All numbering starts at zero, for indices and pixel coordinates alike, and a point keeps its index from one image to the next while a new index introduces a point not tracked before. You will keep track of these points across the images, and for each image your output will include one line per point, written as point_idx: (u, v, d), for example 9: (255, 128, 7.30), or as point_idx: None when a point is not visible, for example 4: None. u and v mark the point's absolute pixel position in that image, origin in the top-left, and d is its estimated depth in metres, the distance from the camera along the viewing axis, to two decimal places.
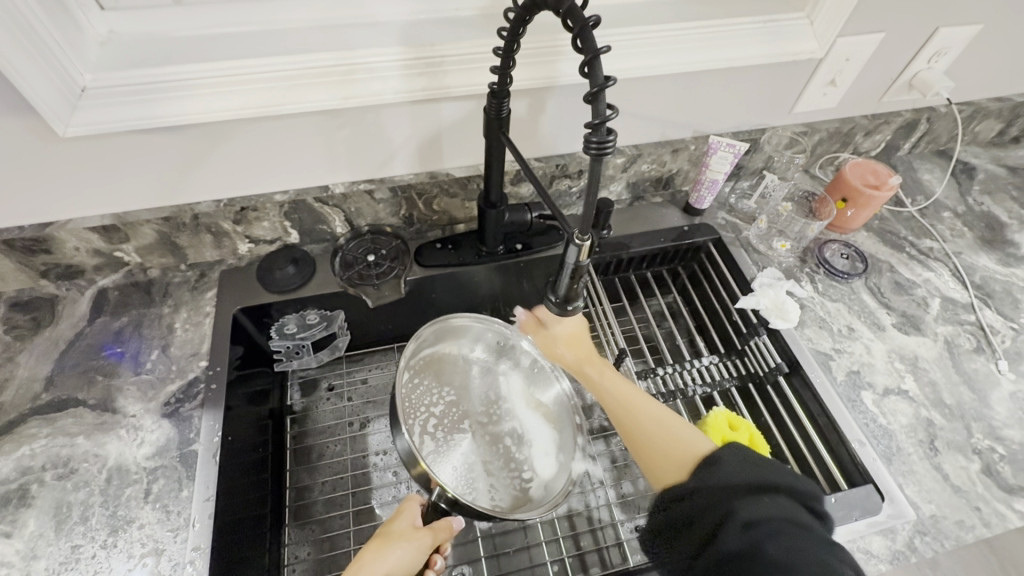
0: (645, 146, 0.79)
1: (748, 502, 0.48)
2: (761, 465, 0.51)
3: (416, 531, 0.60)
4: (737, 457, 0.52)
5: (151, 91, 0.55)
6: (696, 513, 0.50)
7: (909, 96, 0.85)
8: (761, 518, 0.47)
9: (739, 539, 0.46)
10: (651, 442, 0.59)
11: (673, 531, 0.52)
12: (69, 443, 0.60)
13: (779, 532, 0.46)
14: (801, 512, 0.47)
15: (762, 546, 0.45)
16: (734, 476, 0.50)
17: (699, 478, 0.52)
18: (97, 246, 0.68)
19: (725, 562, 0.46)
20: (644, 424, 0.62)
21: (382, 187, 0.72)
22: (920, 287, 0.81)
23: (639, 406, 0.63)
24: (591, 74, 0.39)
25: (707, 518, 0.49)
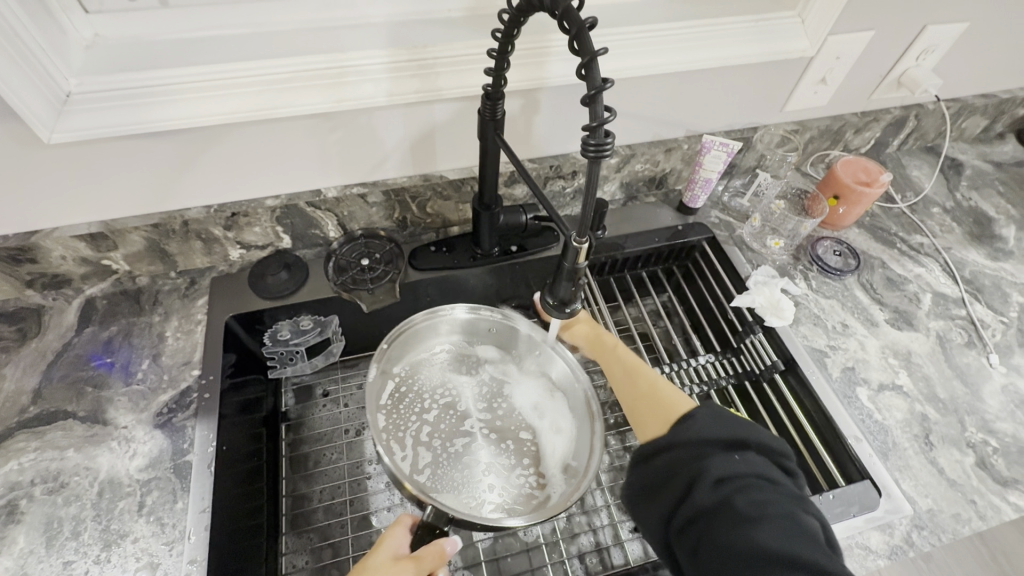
0: (638, 146, 0.79)
1: (720, 459, 0.51)
2: (735, 424, 0.54)
3: (398, 562, 0.54)
4: (711, 417, 0.55)
5: (140, 96, 0.54)
6: (672, 470, 0.53)
7: (898, 93, 0.86)
8: (734, 473, 0.50)
9: (711, 494, 0.49)
10: (645, 403, 0.63)
11: (646, 489, 0.54)
12: (58, 457, 0.59)
13: (747, 487, 0.49)
14: (772, 471, 0.51)
15: (732, 500, 0.48)
16: (711, 434, 0.53)
17: (676, 438, 0.55)
18: (85, 254, 0.66)
19: (697, 515, 0.49)
20: (640, 383, 0.65)
21: (375, 190, 0.71)
22: (911, 282, 0.81)
23: (639, 371, 0.67)
24: (588, 77, 0.38)
25: (683, 473, 0.52)
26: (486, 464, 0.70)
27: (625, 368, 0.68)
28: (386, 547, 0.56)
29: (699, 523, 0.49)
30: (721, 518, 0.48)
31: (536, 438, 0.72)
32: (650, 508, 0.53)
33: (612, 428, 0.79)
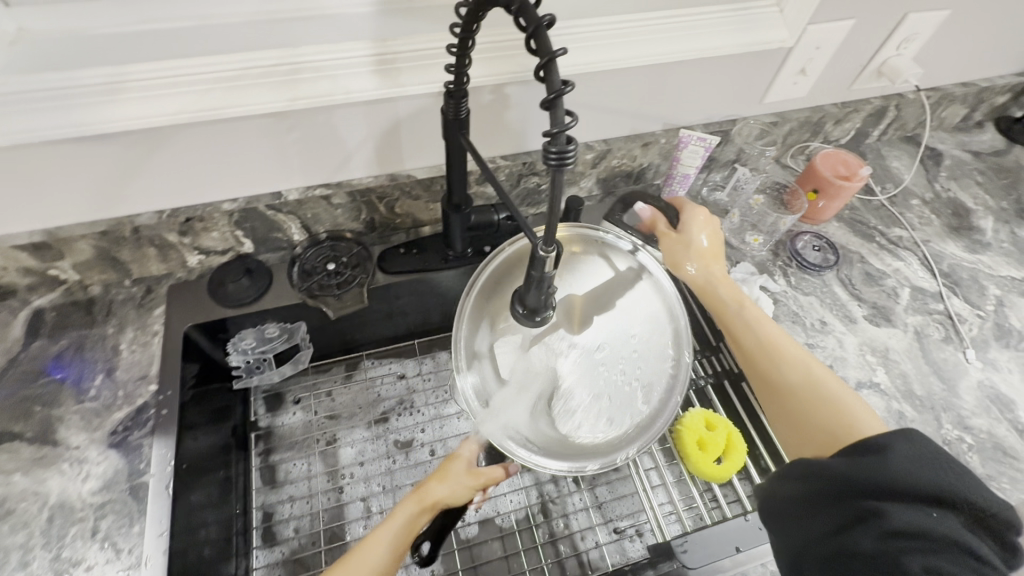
0: (614, 141, 0.77)
1: (906, 508, 0.42)
2: (940, 473, 0.43)
3: (467, 473, 0.60)
4: (911, 455, 0.45)
5: (75, 98, 0.50)
6: (831, 498, 0.46)
7: (879, 83, 0.84)
8: (921, 531, 0.41)
9: (877, 542, 0.42)
10: (797, 402, 0.57)
11: (796, 501, 0.49)
12: (5, 482, 0.56)
13: (932, 551, 0.40)
14: (974, 542, 0.41)
15: (903, 559, 0.41)
16: (906, 476, 0.43)
17: (852, 467, 0.46)
18: (28, 265, 0.62)
19: (849, 556, 0.44)
20: (788, 375, 0.58)
21: (340, 192, 0.68)
22: (890, 277, 0.81)
23: (782, 352, 0.60)
24: (547, 78, 0.36)
25: (851, 506, 0.45)
26: (516, 405, 0.60)
27: (764, 344, 0.61)
28: (461, 452, 0.61)
29: (850, 563, 0.43)
30: (882, 571, 0.41)
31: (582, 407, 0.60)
32: (793, 522, 0.49)
33: None
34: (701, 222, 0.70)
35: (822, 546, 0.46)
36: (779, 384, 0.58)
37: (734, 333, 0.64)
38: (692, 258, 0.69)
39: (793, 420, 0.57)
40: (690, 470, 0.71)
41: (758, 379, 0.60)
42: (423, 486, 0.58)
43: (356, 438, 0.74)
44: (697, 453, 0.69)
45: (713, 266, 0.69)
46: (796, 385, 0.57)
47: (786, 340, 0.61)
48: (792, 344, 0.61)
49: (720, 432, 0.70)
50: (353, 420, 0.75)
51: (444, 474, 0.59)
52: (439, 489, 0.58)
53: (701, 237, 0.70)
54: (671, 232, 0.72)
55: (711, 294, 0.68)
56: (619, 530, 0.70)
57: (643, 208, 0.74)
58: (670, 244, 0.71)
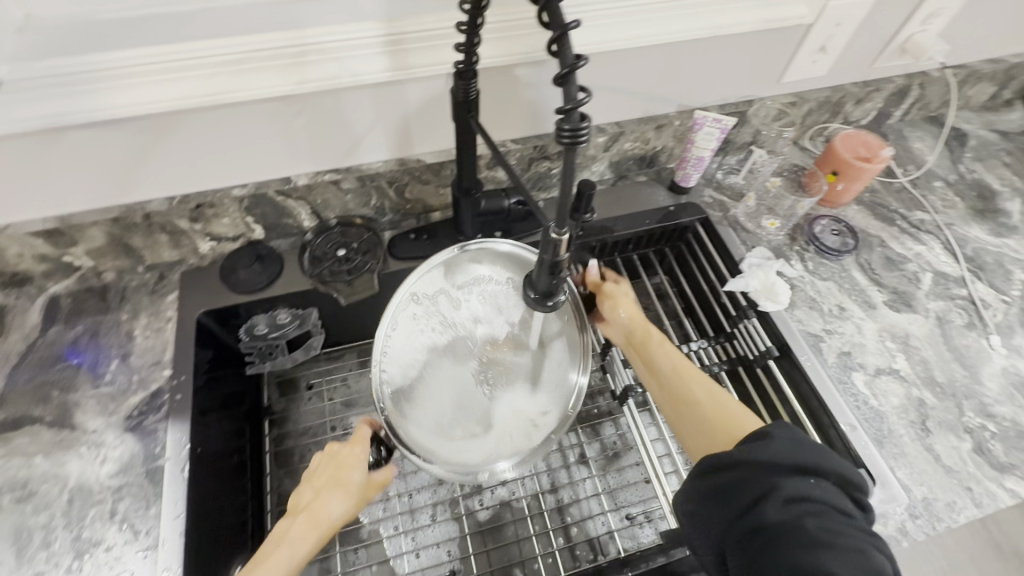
0: (627, 123, 0.75)
1: (795, 479, 0.44)
2: (815, 446, 0.47)
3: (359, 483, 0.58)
4: (787, 435, 0.48)
5: (85, 82, 0.50)
6: (731, 485, 0.46)
7: (902, 61, 0.81)
8: (809, 496, 0.43)
9: (778, 512, 0.43)
10: (696, 411, 0.58)
11: (698, 498, 0.49)
12: (26, 464, 0.57)
13: (821, 514, 0.43)
14: (848, 501, 0.45)
15: (803, 522, 0.42)
16: (791, 453, 0.46)
17: (740, 452, 0.47)
18: (43, 251, 0.63)
19: (759, 533, 0.43)
20: (695, 389, 0.60)
21: (349, 177, 0.67)
22: (911, 261, 0.79)
23: (693, 375, 0.61)
24: (560, 53, 0.35)
25: (747, 487, 0.45)
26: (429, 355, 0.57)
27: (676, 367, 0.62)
28: (353, 461, 0.59)
29: (757, 540, 0.43)
30: (788, 541, 0.42)
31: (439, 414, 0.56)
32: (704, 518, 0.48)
33: (604, 414, 0.77)
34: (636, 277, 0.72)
35: (731, 533, 0.46)
36: (689, 401, 0.59)
37: (650, 362, 0.65)
38: (624, 304, 0.70)
39: (701, 436, 0.56)
40: None
41: (673, 402, 0.61)
42: (318, 501, 0.56)
43: None
44: None
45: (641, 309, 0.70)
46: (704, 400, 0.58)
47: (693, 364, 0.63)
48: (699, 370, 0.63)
49: None
50: (368, 406, 0.76)
51: (338, 486, 0.57)
52: (333, 504, 0.56)
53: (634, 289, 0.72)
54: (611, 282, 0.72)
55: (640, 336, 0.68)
56: (632, 515, 0.70)
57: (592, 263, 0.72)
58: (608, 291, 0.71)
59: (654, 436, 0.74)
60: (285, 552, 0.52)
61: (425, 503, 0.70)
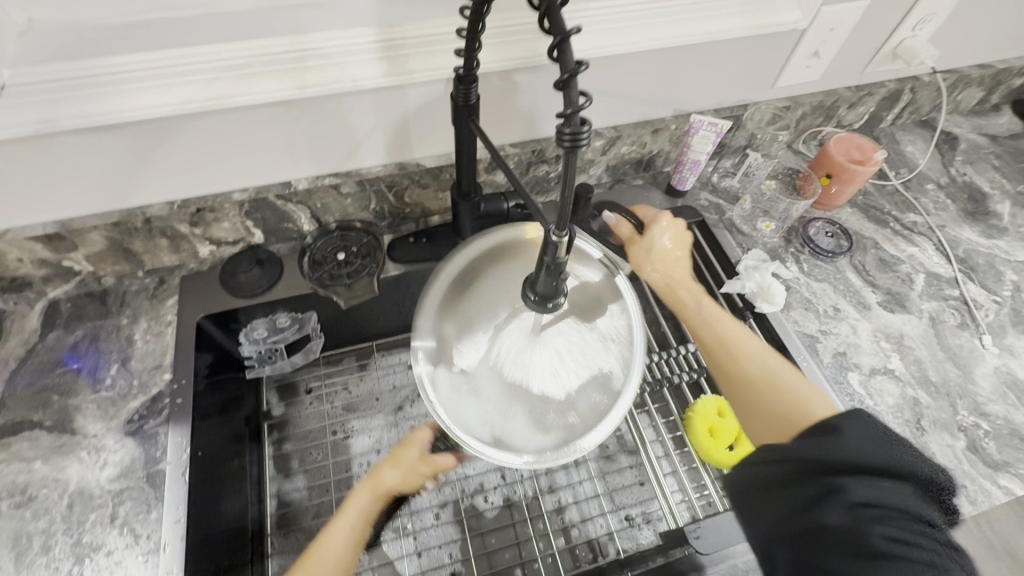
0: (624, 127, 0.76)
1: (867, 483, 0.43)
2: (894, 449, 0.45)
3: (421, 460, 0.66)
4: (865, 436, 0.46)
5: (87, 87, 0.50)
6: (798, 480, 0.46)
7: (893, 66, 0.82)
8: (881, 502, 0.42)
9: (844, 515, 0.42)
10: (756, 390, 0.59)
11: (760, 485, 0.48)
12: (25, 469, 0.57)
13: (891, 519, 0.41)
14: (927, 509, 0.43)
15: (869, 529, 0.41)
16: (865, 455, 0.44)
17: (814, 449, 0.46)
18: (43, 256, 0.63)
19: (824, 533, 0.43)
20: (747, 366, 0.61)
21: (349, 181, 0.68)
22: (904, 263, 0.80)
23: (739, 340, 0.64)
24: (561, 59, 0.35)
25: (815, 484, 0.45)
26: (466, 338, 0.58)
27: (720, 335, 0.64)
28: (411, 442, 0.67)
29: (817, 537, 0.43)
30: (851, 544, 0.41)
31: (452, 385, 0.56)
32: (758, 508, 0.48)
33: None
34: (665, 228, 0.74)
35: (791, 525, 0.45)
36: (738, 376, 0.61)
37: (693, 328, 0.67)
38: (654, 261, 0.73)
39: (755, 414, 0.58)
40: (702, 457, 0.71)
41: (724, 374, 0.62)
42: (374, 474, 0.64)
43: (369, 428, 0.75)
44: (709, 440, 0.70)
45: (676, 265, 0.73)
46: (755, 377, 0.60)
47: (742, 333, 0.65)
48: (750, 339, 0.64)
49: (730, 420, 0.71)
50: (370, 410, 0.77)
51: (394, 461, 0.65)
52: (392, 476, 0.64)
53: (672, 244, 0.74)
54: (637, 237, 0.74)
55: (674, 294, 0.71)
56: (631, 517, 0.70)
57: (609, 216, 0.75)
58: (635, 250, 0.74)
59: (652, 438, 0.75)
60: (350, 515, 0.60)
61: (429, 504, 0.71)
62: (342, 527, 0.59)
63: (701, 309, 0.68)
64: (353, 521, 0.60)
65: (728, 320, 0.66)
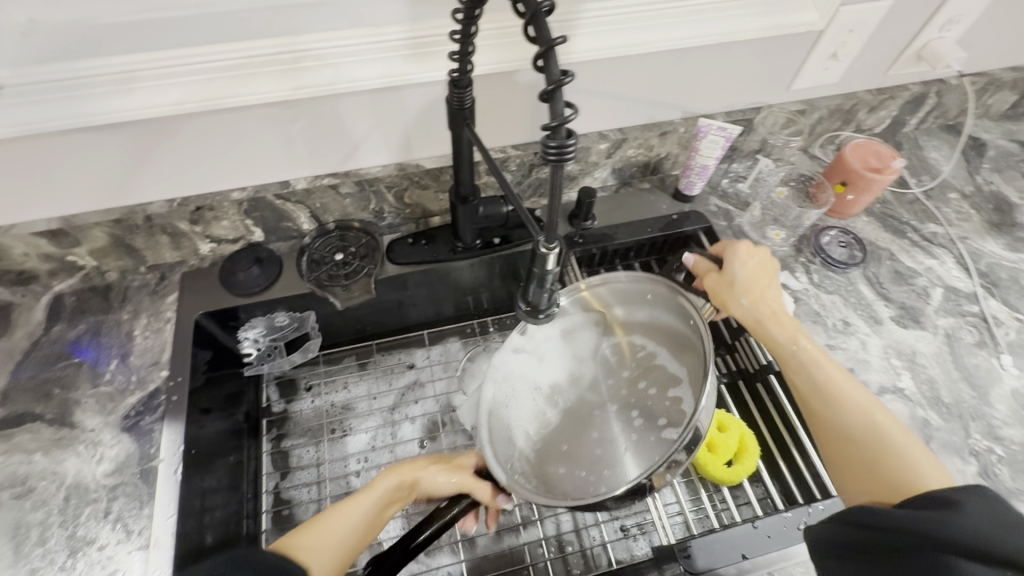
0: (630, 130, 0.74)
1: (982, 566, 0.39)
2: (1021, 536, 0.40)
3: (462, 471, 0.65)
4: (988, 516, 0.41)
5: (86, 87, 0.50)
6: (901, 552, 0.43)
7: (918, 68, 0.78)
8: None
9: None
10: (854, 449, 0.54)
11: (858, 552, 0.45)
12: (26, 461, 0.58)
13: None
14: None
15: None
16: (982, 538, 0.40)
17: (923, 519, 0.43)
18: (47, 251, 0.64)
19: None
20: (848, 423, 0.55)
21: (347, 181, 0.67)
22: (921, 276, 0.76)
23: (842, 401, 0.56)
24: (546, 68, 0.34)
25: (918, 561, 0.41)
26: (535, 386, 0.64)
27: (822, 390, 0.57)
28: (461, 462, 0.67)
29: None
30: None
31: (517, 397, 0.63)
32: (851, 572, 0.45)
33: None
34: (745, 261, 0.65)
35: None
36: (839, 433, 0.55)
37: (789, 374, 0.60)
38: (738, 294, 0.64)
39: (851, 468, 0.53)
40: (699, 471, 0.70)
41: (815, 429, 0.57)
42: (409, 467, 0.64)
43: (367, 426, 0.76)
44: (707, 456, 0.68)
45: (765, 295, 0.64)
46: (859, 434, 0.54)
47: (847, 382, 0.57)
48: (851, 386, 0.57)
49: (731, 434, 0.69)
50: (367, 410, 0.77)
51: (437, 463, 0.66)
52: (428, 476, 0.64)
53: (769, 264, 0.66)
54: (713, 272, 0.67)
55: (764, 335, 0.63)
56: (627, 527, 0.69)
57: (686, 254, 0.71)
58: (711, 280, 0.66)
59: None
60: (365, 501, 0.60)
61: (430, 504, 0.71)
62: (356, 511, 0.59)
63: (798, 358, 0.60)
64: (360, 520, 0.59)
65: (829, 366, 0.59)
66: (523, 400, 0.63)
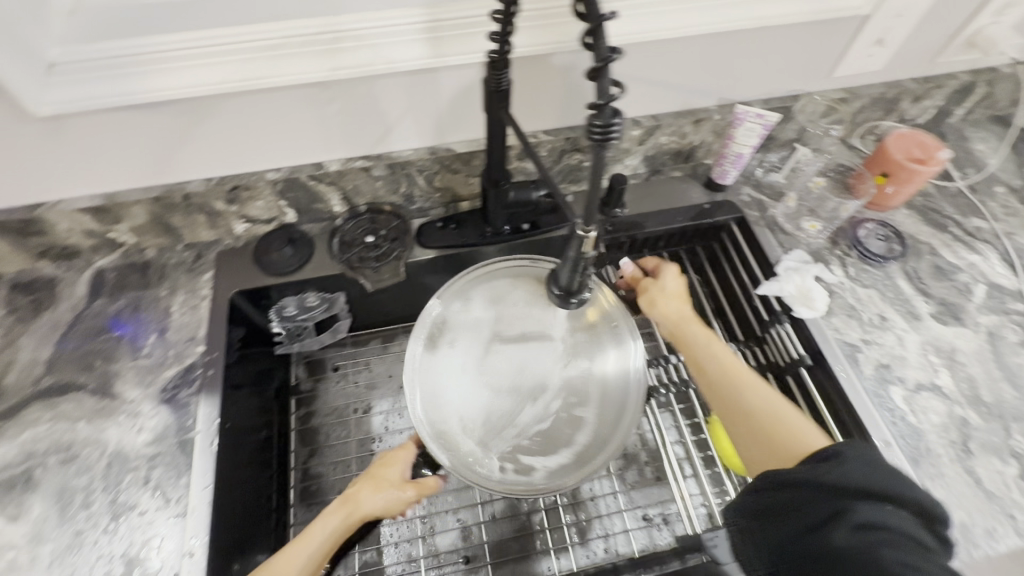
0: (664, 116, 0.73)
1: (870, 505, 0.43)
2: (889, 473, 0.45)
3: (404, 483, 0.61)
4: (865, 460, 0.46)
5: (132, 66, 0.51)
6: (800, 505, 0.46)
7: (969, 56, 0.75)
8: (880, 524, 0.42)
9: (849, 538, 0.42)
10: (745, 425, 0.57)
11: (763, 515, 0.48)
12: (70, 429, 0.61)
13: (893, 543, 0.41)
14: (922, 532, 0.43)
15: (878, 551, 0.40)
16: (863, 481, 0.45)
17: (814, 471, 0.47)
18: (90, 227, 0.66)
19: (830, 558, 0.42)
20: (744, 401, 0.58)
21: (379, 164, 0.68)
22: (963, 272, 0.74)
23: (744, 383, 0.59)
24: (595, 45, 0.34)
25: (812, 512, 0.45)
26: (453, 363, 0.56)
27: (726, 373, 0.60)
28: (396, 461, 0.63)
29: (825, 561, 0.43)
30: (858, 566, 0.40)
31: (438, 377, 0.56)
32: (760, 537, 0.48)
33: None
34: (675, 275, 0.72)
35: (794, 550, 0.45)
36: (737, 411, 0.58)
37: (696, 361, 0.63)
38: (666, 299, 0.70)
39: (748, 440, 0.56)
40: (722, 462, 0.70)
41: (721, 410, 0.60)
42: (352, 498, 0.60)
43: (390, 405, 0.77)
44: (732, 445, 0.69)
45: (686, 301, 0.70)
46: (752, 412, 0.57)
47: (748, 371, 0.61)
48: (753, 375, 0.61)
49: None
50: (389, 390, 0.78)
51: (375, 483, 0.61)
52: (370, 502, 0.60)
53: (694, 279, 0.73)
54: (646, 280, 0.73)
55: (683, 332, 0.67)
56: (649, 517, 0.69)
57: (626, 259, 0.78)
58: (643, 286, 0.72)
59: (674, 439, 0.73)
60: (313, 539, 0.56)
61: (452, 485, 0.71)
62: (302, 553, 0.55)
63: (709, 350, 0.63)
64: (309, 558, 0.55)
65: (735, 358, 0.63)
66: (444, 379, 0.56)
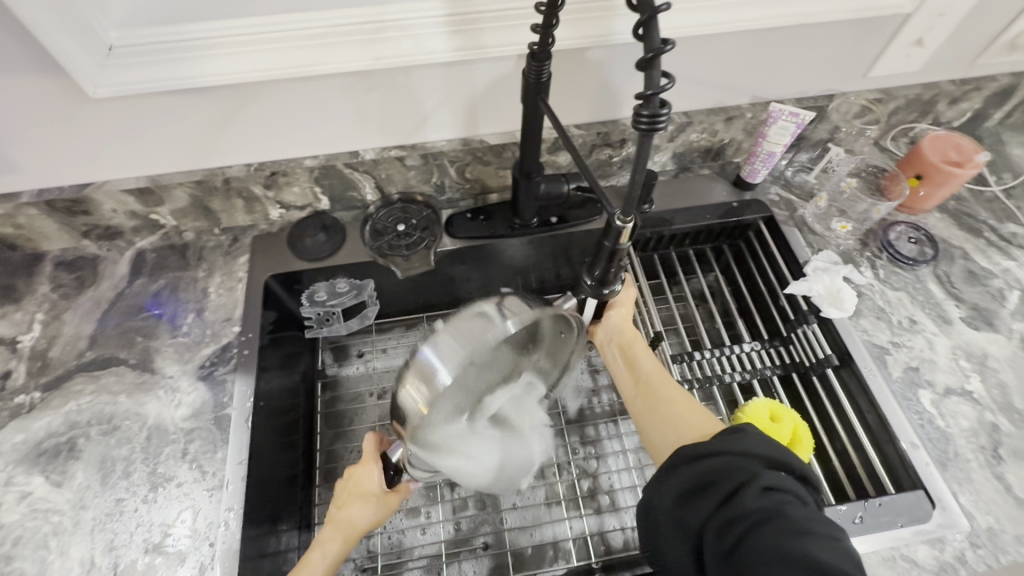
0: (696, 113, 0.73)
1: (773, 472, 0.44)
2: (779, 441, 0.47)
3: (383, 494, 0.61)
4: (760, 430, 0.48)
5: (186, 51, 0.53)
6: (709, 478, 0.45)
7: (1011, 57, 0.74)
8: (782, 486, 0.43)
9: (758, 501, 0.42)
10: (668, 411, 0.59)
11: (675, 498, 0.46)
12: (112, 401, 0.63)
13: (795, 502, 0.42)
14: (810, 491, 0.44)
15: (784, 510, 0.41)
16: (758, 449, 0.45)
17: (719, 442, 0.46)
18: (134, 209, 0.68)
19: (741, 525, 0.41)
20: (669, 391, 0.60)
21: (413, 154, 0.69)
22: (997, 277, 0.73)
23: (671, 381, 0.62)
24: (646, 37, 0.34)
25: (719, 484, 0.44)
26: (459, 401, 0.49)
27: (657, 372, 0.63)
28: (368, 475, 0.61)
29: (733, 531, 0.41)
30: (764, 528, 0.40)
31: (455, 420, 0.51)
32: (673, 523, 0.46)
33: None
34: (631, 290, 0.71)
35: (707, 527, 0.43)
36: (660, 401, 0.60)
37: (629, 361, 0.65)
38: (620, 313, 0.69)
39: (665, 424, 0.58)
40: None
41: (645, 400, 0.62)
42: (344, 519, 0.59)
43: None
44: None
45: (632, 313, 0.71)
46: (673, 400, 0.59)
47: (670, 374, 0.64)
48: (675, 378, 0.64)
49: (784, 425, 0.64)
50: None
51: (363, 499, 0.60)
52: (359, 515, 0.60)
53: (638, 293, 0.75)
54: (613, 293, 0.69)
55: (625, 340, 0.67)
56: None
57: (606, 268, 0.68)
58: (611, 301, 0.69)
59: None
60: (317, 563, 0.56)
61: None
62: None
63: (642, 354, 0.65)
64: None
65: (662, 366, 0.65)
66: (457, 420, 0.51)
